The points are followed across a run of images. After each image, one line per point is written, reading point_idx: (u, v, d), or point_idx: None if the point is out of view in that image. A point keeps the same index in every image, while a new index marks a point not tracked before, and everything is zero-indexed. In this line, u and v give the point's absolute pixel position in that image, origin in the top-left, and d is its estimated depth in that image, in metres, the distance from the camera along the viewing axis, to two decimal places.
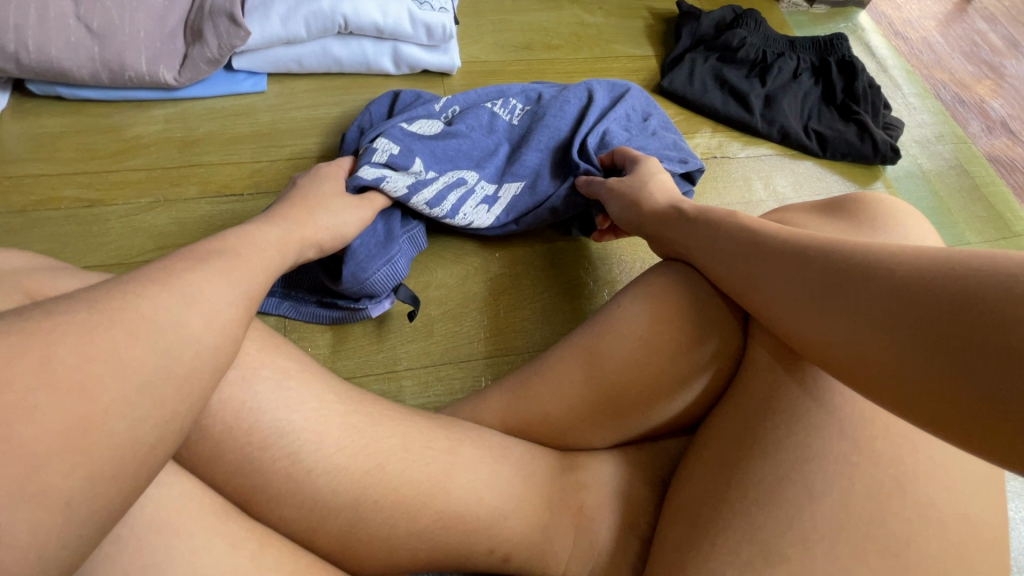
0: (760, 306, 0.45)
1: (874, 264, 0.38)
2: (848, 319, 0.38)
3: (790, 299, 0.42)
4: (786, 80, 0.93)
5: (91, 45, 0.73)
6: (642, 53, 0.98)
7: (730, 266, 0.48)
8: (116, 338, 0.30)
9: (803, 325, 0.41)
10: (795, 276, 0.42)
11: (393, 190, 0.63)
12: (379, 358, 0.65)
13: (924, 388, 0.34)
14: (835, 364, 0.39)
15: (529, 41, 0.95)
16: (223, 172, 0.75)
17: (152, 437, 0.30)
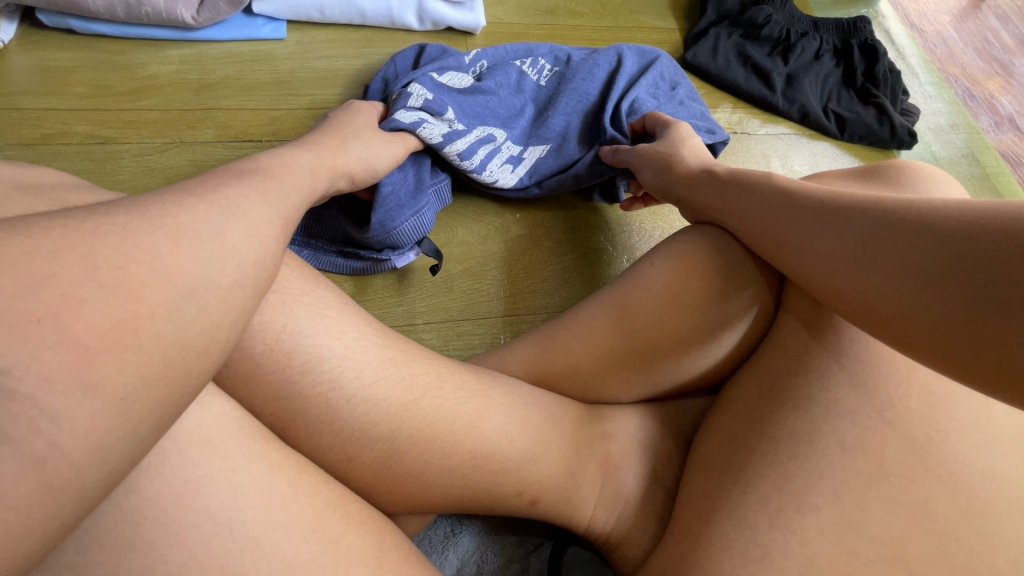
0: (796, 264, 0.45)
1: (918, 220, 0.39)
2: (889, 272, 0.38)
3: (828, 256, 0.42)
4: (808, 60, 0.93)
5: None
6: (666, 26, 0.97)
7: (766, 225, 0.48)
8: (160, 242, 0.30)
9: (842, 282, 0.41)
10: (834, 233, 0.43)
11: (428, 136, 0.63)
12: (399, 310, 0.65)
13: (968, 337, 0.34)
14: (874, 320, 0.39)
15: (554, 6, 0.94)
16: (241, 117, 0.73)
17: (199, 344, 0.30)
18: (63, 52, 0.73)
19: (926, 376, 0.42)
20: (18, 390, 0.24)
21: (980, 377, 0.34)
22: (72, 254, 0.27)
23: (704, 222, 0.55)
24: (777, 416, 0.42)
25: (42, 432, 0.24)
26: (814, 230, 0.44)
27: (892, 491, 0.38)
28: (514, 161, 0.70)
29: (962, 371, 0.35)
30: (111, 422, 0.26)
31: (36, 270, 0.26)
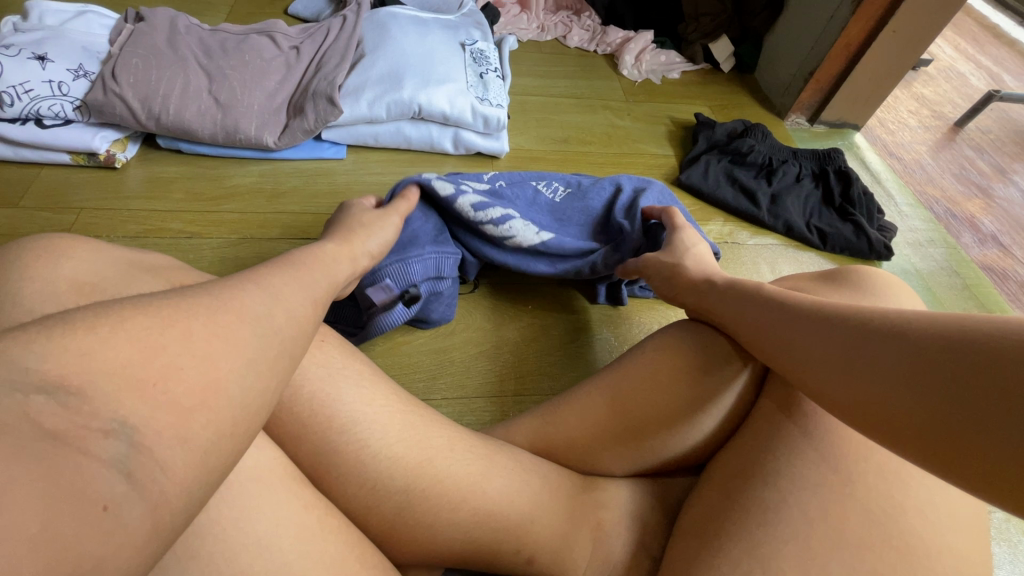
0: (790, 368, 0.47)
1: (895, 327, 0.41)
2: (869, 373, 0.40)
3: (816, 360, 0.44)
4: (789, 183, 1.06)
5: (216, 113, 0.90)
6: (664, 153, 1.13)
7: (763, 331, 0.51)
8: (233, 321, 0.34)
9: (831, 386, 0.42)
10: (820, 338, 0.45)
11: (442, 188, 0.77)
12: (421, 385, 0.73)
13: (951, 436, 0.35)
14: (864, 422, 0.40)
15: (567, 136, 1.12)
16: (303, 219, 0.88)
17: (261, 405, 0.33)
18: (171, 168, 0.92)
19: (882, 457, 0.47)
20: (138, 440, 0.27)
21: (972, 480, 0.34)
22: (172, 331, 0.31)
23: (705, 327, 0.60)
24: (749, 488, 0.47)
25: (153, 474, 0.27)
26: (801, 333, 0.47)
27: (856, 563, 0.42)
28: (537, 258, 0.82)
29: (955, 473, 0.35)
30: (199, 469, 0.29)
31: (146, 343, 0.30)
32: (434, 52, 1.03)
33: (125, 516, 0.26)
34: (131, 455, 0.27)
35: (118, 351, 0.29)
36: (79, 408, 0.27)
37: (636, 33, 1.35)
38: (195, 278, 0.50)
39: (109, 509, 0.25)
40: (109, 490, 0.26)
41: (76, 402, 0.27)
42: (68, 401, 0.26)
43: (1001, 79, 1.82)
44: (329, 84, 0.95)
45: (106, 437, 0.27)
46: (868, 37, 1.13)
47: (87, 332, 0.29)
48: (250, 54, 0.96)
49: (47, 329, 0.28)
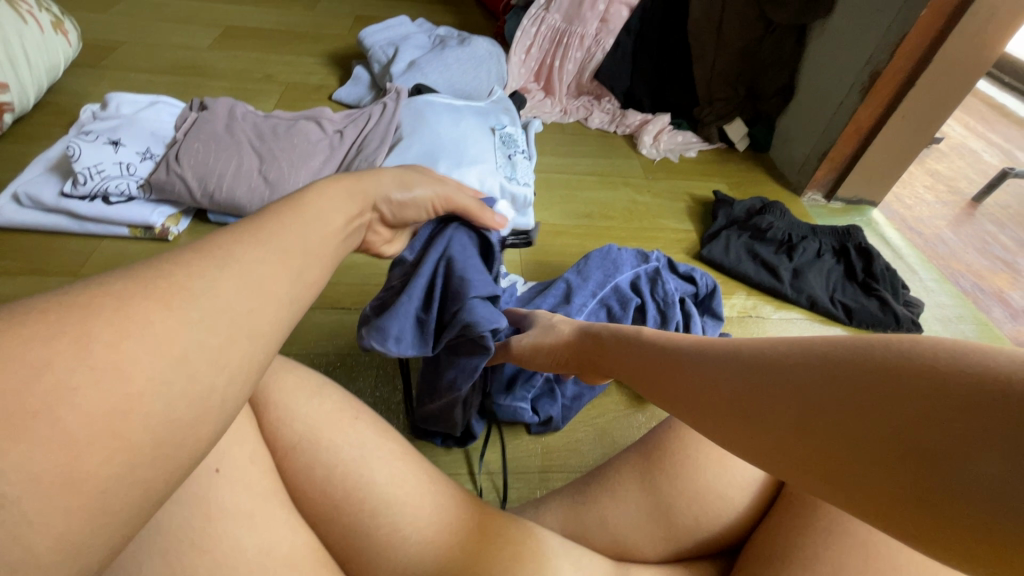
0: (719, 426, 0.38)
1: (805, 363, 0.34)
2: (815, 435, 0.32)
3: (743, 415, 0.36)
4: (811, 258, 1.08)
5: (265, 191, 0.97)
6: (685, 228, 1.17)
7: (686, 381, 0.43)
8: (156, 316, 0.26)
9: (768, 447, 0.34)
10: (739, 387, 0.37)
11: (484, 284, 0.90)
12: (449, 459, 0.73)
13: (940, 505, 0.26)
14: (813, 486, 0.32)
15: (590, 212, 1.17)
16: (339, 291, 0.93)
17: (206, 413, 0.27)
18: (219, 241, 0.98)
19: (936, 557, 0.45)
20: (2, 489, 0.21)
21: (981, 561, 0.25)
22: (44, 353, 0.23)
23: None
24: None
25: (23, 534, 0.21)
26: (733, 385, 0.38)
27: None
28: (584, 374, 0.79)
29: (922, 541, 0.27)
30: (100, 504, 0.23)
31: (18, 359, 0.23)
32: (466, 136, 1.11)
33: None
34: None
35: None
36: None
37: (654, 116, 1.44)
38: None
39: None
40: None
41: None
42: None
43: (1014, 155, 1.86)
44: (369, 164, 1.02)
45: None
46: (877, 121, 1.19)
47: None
48: (298, 137, 1.04)
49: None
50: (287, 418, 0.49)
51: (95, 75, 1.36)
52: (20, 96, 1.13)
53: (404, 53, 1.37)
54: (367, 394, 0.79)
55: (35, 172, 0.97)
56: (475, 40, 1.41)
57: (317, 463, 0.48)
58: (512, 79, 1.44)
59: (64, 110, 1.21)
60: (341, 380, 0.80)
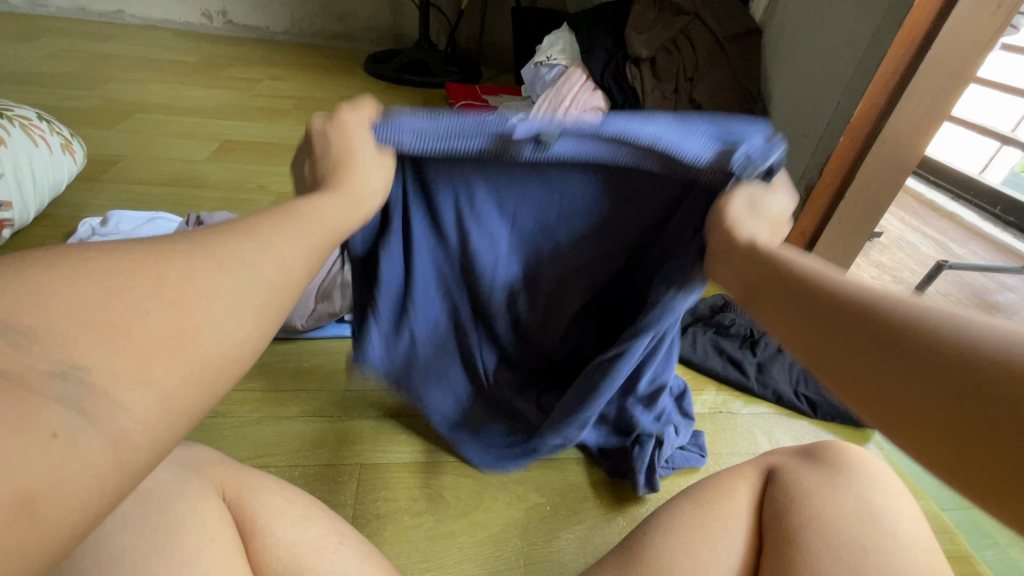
0: (808, 337, 0.39)
1: (932, 327, 0.33)
2: (906, 358, 0.33)
3: (840, 338, 0.37)
4: (772, 352, 1.16)
5: None
6: None
7: (792, 292, 0.41)
8: (211, 268, 0.35)
9: (852, 365, 0.36)
10: (847, 317, 0.37)
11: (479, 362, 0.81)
12: (430, 574, 0.72)
13: (989, 464, 0.29)
14: (878, 409, 0.34)
15: None
16: (321, 398, 0.94)
17: (236, 358, 0.35)
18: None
19: None
20: None
21: (978, 489, 0.30)
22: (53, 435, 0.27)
23: (701, 509, 0.66)
24: None
25: None
26: (849, 317, 0.37)
27: None
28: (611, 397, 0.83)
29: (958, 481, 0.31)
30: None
31: (105, 279, 0.31)
32: None
33: (78, 447, 0.28)
34: (85, 392, 0.28)
35: (85, 290, 0.30)
36: (30, 346, 0.28)
37: None
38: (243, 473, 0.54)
39: (57, 437, 0.27)
40: (60, 420, 0.28)
41: (26, 340, 0.28)
42: (18, 338, 0.28)
43: (949, 248, 2.05)
44: None
45: (56, 377, 0.28)
46: (819, 227, 1.31)
47: (54, 268, 0.31)
48: None
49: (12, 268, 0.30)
50: (273, 545, 0.49)
51: (96, 188, 1.44)
52: (22, 211, 1.19)
53: None
54: (347, 508, 0.79)
55: None
56: None
57: None
58: None
59: (62, 222, 1.27)
60: (320, 495, 0.80)
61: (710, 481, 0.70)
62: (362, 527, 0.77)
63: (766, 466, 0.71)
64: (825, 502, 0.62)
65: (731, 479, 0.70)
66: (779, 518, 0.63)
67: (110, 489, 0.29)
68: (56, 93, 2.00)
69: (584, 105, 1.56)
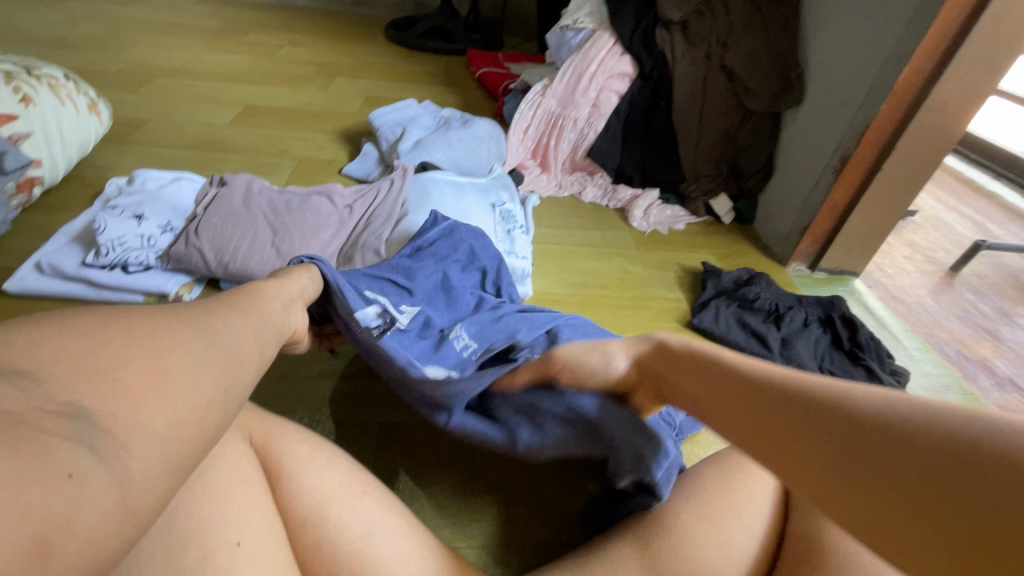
0: (793, 444, 0.38)
1: (901, 431, 0.33)
2: (868, 470, 0.34)
3: (814, 457, 0.37)
4: (798, 328, 1.12)
5: (276, 262, 1.02)
6: (676, 297, 1.22)
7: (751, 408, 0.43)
8: (188, 333, 0.40)
9: (833, 492, 0.35)
10: (818, 434, 0.37)
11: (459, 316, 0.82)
12: (448, 529, 0.75)
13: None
14: (862, 531, 0.34)
15: (586, 281, 1.23)
16: (344, 358, 0.96)
17: (213, 406, 0.38)
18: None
19: None
20: None
21: None
22: None
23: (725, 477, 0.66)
24: None
25: None
26: (827, 437, 0.36)
27: None
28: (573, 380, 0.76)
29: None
30: None
31: (89, 335, 0.35)
32: (467, 210, 1.18)
33: (90, 485, 0.30)
34: (92, 433, 0.32)
35: (75, 352, 0.34)
36: (31, 391, 0.31)
37: (643, 191, 1.53)
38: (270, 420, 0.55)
39: (72, 476, 0.30)
40: (76, 461, 0.30)
41: (24, 384, 0.31)
42: (17, 381, 0.31)
43: (987, 228, 1.96)
44: (377, 238, 1.08)
45: (62, 418, 0.31)
46: (852, 201, 1.26)
47: (42, 330, 0.34)
48: (310, 212, 1.11)
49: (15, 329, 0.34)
50: (302, 491, 0.51)
51: (122, 150, 1.46)
52: (51, 169, 1.20)
53: (411, 133, 1.48)
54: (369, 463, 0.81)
55: (59, 241, 1.02)
56: (477, 121, 1.53)
57: (325, 540, 0.50)
58: (511, 156, 1.54)
59: (90, 183, 1.29)
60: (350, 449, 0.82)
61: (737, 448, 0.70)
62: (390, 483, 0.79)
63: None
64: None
65: None
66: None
67: (118, 534, 0.31)
68: (81, 56, 2.01)
69: (610, 71, 1.51)
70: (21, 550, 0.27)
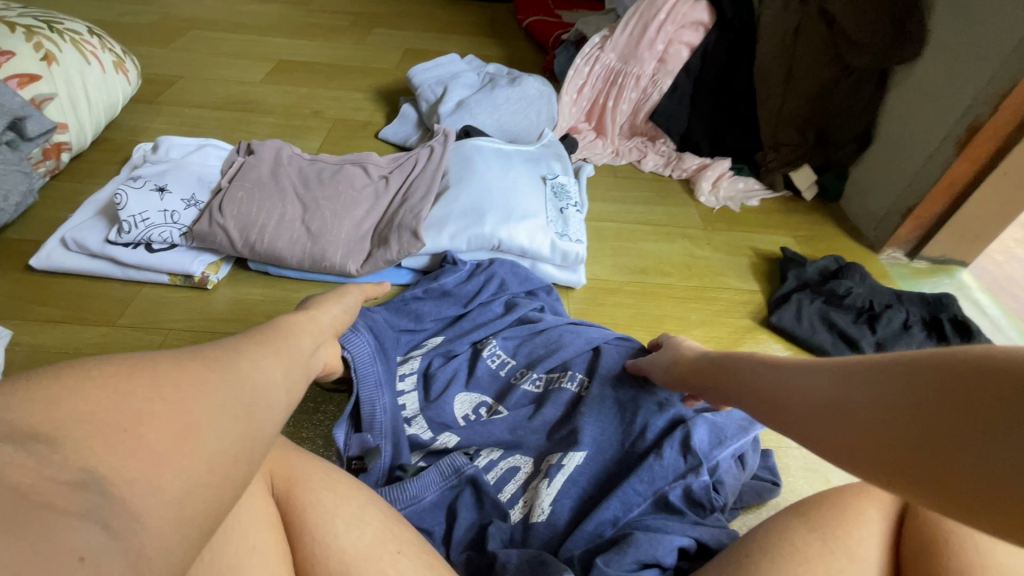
0: (792, 409, 0.46)
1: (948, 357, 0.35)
2: (886, 409, 0.38)
3: (816, 400, 0.44)
4: (896, 330, 0.96)
5: (306, 242, 0.93)
6: (749, 287, 1.07)
7: (771, 386, 0.50)
8: (207, 377, 0.37)
9: (837, 435, 0.41)
10: (814, 384, 0.45)
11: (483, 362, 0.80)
12: None
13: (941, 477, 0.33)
14: (874, 464, 0.38)
15: (645, 266, 1.09)
16: None
17: (236, 461, 0.36)
18: (263, 295, 0.94)
19: None
20: None
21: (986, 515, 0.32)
22: None
23: (818, 527, 0.56)
24: None
25: None
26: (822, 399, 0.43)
27: None
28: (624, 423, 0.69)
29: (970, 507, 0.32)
30: None
31: (114, 389, 0.33)
32: (515, 184, 1.05)
33: (104, 565, 0.29)
34: (105, 505, 0.31)
35: (98, 412, 0.33)
36: (48, 458, 0.30)
37: (713, 160, 1.35)
38: (291, 458, 0.48)
39: (83, 560, 0.29)
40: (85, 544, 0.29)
41: (44, 452, 0.30)
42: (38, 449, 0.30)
43: None
44: (414, 216, 0.96)
45: (78, 490, 0.30)
46: (975, 178, 1.06)
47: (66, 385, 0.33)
48: (342, 184, 1.00)
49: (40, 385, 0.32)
50: (326, 554, 0.43)
51: (152, 111, 1.39)
52: (79, 134, 1.15)
53: (452, 92, 1.34)
54: None
55: (85, 214, 0.97)
56: (526, 78, 1.36)
57: None
58: (562, 119, 1.38)
59: (119, 147, 1.23)
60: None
61: (832, 494, 0.60)
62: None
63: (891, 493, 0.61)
64: (977, 544, 0.54)
65: (854, 500, 0.59)
66: (923, 560, 0.54)
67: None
68: (114, 7, 1.92)
69: (683, 19, 1.29)
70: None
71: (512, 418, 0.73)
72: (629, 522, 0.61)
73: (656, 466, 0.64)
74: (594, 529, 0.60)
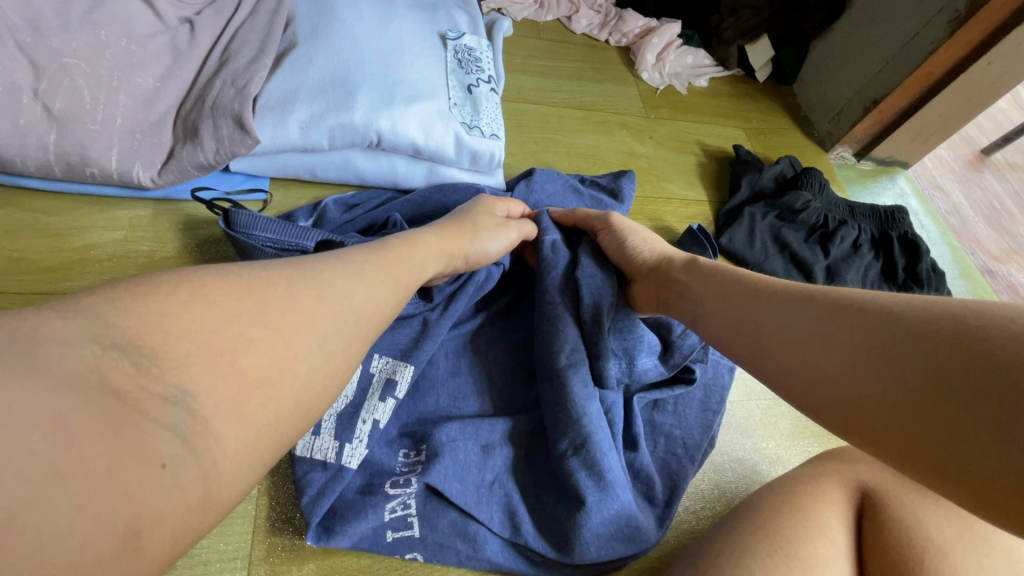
0: (756, 341, 0.45)
1: (944, 315, 0.34)
2: (861, 353, 0.37)
3: (789, 334, 0.42)
4: (847, 251, 0.85)
5: (46, 132, 0.57)
6: (696, 197, 0.89)
7: (728, 303, 0.49)
8: None
9: (804, 361, 0.40)
10: (795, 314, 0.43)
11: (375, 409, 0.53)
12: None
13: (901, 430, 0.33)
14: (837, 409, 0.37)
15: (577, 169, 0.86)
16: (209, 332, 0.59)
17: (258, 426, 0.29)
18: None
19: None
20: None
21: (935, 476, 0.32)
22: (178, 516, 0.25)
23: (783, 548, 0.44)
24: None
25: None
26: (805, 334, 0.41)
27: None
28: (518, 498, 0.53)
29: (921, 472, 0.32)
30: None
31: (222, 312, 0.31)
32: (402, 41, 0.71)
33: (182, 479, 0.27)
34: (188, 421, 0.28)
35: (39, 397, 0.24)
36: (148, 369, 0.28)
37: (660, 22, 1.06)
38: None
39: (168, 467, 0.26)
40: (167, 450, 0.26)
41: (147, 362, 0.28)
42: (140, 361, 0.28)
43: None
44: (237, 93, 0.61)
45: (167, 403, 0.27)
46: (958, 64, 0.89)
47: (159, 292, 0.30)
48: (107, 29, 0.60)
49: (99, 289, 0.29)
50: None
51: None
52: None
53: None
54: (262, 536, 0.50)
55: None
56: None
57: None
58: None
59: None
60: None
61: (780, 489, 0.49)
62: (264, 562, 0.49)
63: (854, 484, 0.50)
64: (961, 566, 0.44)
65: (815, 501, 0.48)
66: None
67: (194, 531, 0.28)
68: None
69: None
70: (111, 543, 0.24)
71: (388, 471, 0.52)
72: (454, 502, 0.51)
73: (485, 480, 0.52)
74: (389, 544, 0.50)
